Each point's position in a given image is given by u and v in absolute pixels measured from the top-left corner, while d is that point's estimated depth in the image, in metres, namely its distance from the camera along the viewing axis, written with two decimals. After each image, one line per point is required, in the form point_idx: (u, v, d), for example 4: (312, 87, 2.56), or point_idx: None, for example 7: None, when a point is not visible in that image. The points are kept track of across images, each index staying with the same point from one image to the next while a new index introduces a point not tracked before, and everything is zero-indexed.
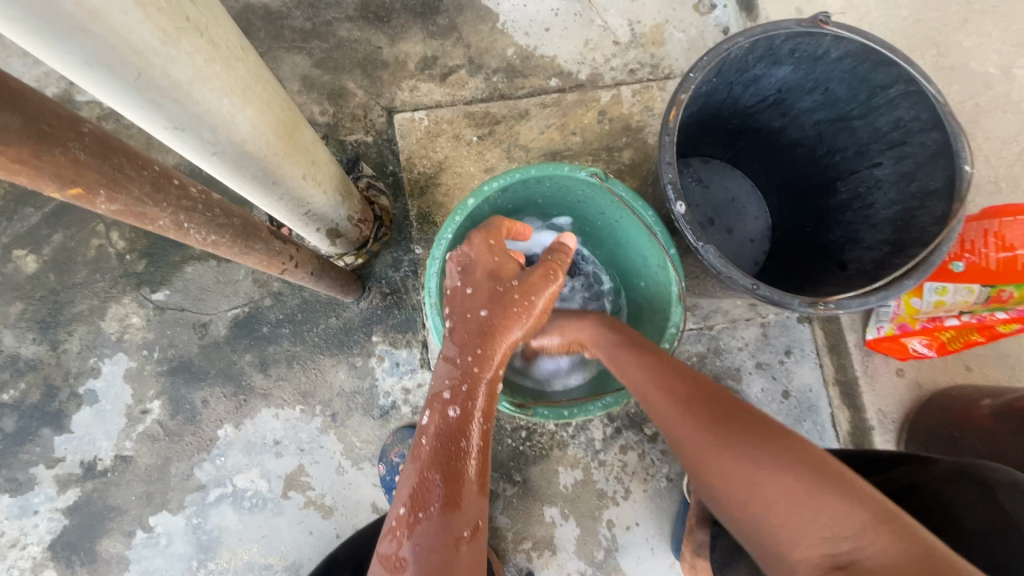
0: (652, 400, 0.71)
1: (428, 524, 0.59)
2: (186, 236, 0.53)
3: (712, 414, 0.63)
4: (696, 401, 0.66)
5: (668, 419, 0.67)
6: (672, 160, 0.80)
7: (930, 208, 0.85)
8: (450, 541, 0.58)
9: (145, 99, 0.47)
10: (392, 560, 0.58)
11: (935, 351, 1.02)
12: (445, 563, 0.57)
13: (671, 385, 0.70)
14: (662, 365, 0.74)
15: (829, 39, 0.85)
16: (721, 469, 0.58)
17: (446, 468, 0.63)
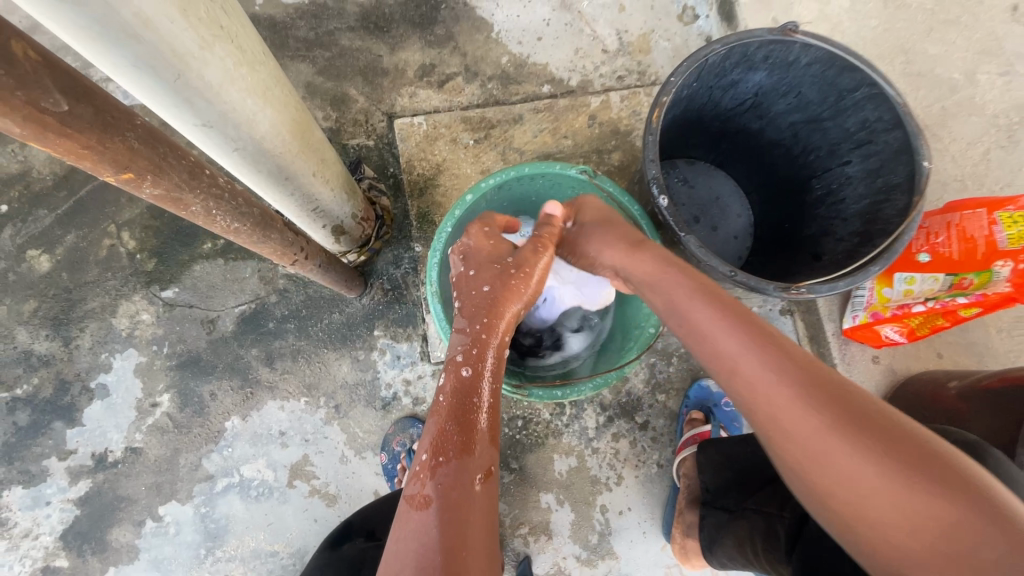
0: (744, 373, 0.62)
1: (451, 469, 0.65)
2: (212, 221, 0.59)
3: (835, 405, 0.55)
4: (807, 384, 0.58)
5: (774, 400, 0.58)
6: (654, 157, 0.86)
7: (894, 201, 0.92)
8: (467, 482, 0.64)
9: (181, 99, 0.52)
10: (417, 498, 0.63)
11: (905, 336, 1.11)
12: (464, 500, 0.63)
13: (772, 359, 0.60)
14: (751, 331, 0.64)
15: (799, 46, 0.92)
16: (861, 480, 0.52)
17: (459, 421, 0.70)
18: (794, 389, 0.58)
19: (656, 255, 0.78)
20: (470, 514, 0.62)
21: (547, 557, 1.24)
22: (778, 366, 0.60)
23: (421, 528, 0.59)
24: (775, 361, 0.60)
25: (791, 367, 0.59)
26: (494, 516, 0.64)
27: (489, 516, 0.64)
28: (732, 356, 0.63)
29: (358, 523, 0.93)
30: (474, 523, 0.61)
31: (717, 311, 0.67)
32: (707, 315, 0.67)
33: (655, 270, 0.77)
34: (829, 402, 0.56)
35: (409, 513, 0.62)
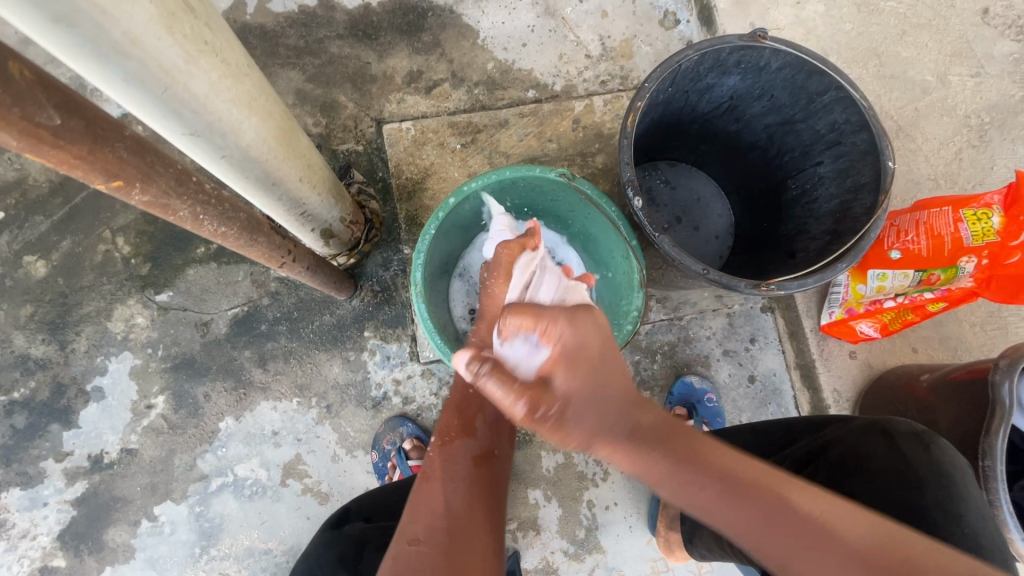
0: (780, 566, 0.57)
1: (459, 446, 0.75)
2: (200, 226, 0.62)
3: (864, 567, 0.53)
4: (836, 554, 0.54)
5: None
6: (629, 160, 0.90)
7: (862, 200, 0.95)
8: (470, 457, 0.74)
9: (168, 110, 0.55)
10: (427, 472, 0.71)
11: (879, 331, 1.15)
12: (467, 475, 0.71)
13: (792, 539, 0.56)
14: (751, 501, 0.59)
15: (769, 52, 0.96)
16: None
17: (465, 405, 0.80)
18: (826, 562, 0.55)
19: (623, 414, 0.70)
20: (477, 491, 0.70)
21: (536, 552, 1.27)
22: (803, 543, 0.56)
23: (431, 497, 0.68)
24: (798, 540, 0.56)
25: (815, 540, 0.56)
26: (498, 491, 0.73)
27: (493, 489, 0.72)
28: (753, 543, 0.58)
29: (356, 508, 0.92)
30: (478, 497, 0.70)
31: (710, 478, 0.61)
32: (702, 494, 0.61)
33: (630, 439, 0.67)
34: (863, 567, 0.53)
35: (420, 483, 0.70)
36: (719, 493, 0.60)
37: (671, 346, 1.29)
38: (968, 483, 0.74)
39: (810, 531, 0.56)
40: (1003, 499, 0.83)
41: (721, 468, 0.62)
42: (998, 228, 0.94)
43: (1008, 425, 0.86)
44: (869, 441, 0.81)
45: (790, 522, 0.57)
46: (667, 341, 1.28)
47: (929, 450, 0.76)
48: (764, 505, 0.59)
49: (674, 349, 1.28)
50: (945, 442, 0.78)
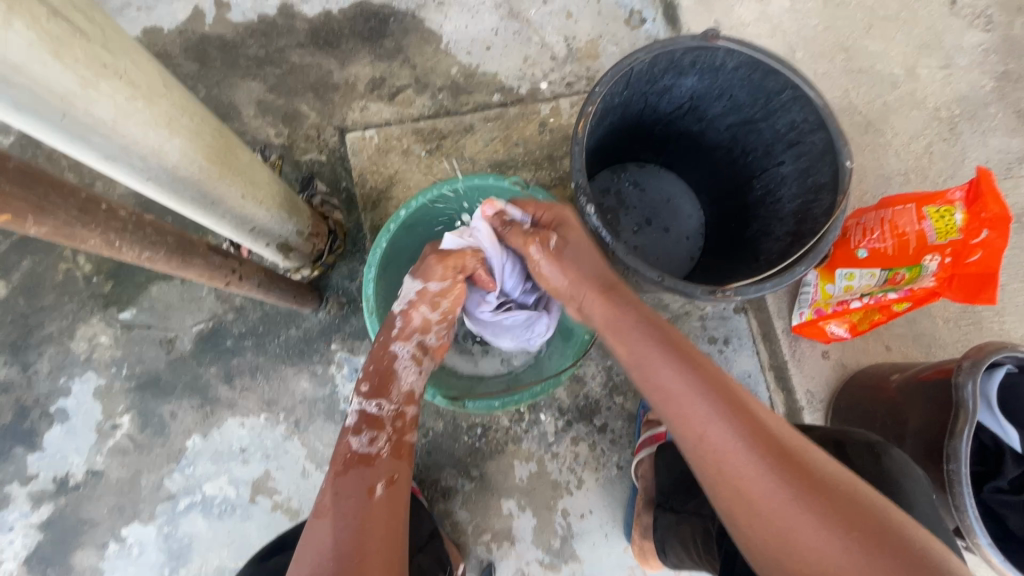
0: (712, 446, 0.65)
1: (352, 480, 0.76)
2: (121, 254, 0.60)
3: (801, 478, 0.60)
4: (772, 449, 0.63)
5: (744, 467, 0.62)
6: (582, 166, 0.88)
7: (821, 201, 0.94)
8: (365, 490, 0.75)
9: (73, 136, 0.54)
10: (321, 507, 0.73)
11: (849, 331, 1.13)
12: (358, 509, 0.72)
13: (750, 435, 0.64)
14: (718, 389, 0.68)
15: (723, 52, 0.94)
16: (816, 546, 0.57)
17: (361, 440, 0.81)
18: (757, 457, 0.62)
19: (626, 301, 0.80)
20: (367, 525, 0.71)
21: (510, 563, 1.25)
22: (744, 430, 0.64)
23: (320, 536, 0.69)
24: (739, 426, 0.65)
25: (759, 434, 0.64)
26: (394, 520, 0.73)
27: (388, 520, 0.73)
28: (703, 423, 0.66)
29: (293, 537, 0.92)
30: (370, 535, 0.70)
31: (688, 367, 0.70)
32: (676, 377, 0.70)
33: (628, 318, 0.78)
34: (785, 467, 0.61)
35: (312, 520, 0.72)
36: (690, 376, 0.69)
37: None
38: (919, 491, 0.75)
39: (755, 423, 0.65)
40: (968, 504, 0.81)
41: (704, 362, 0.72)
42: (960, 225, 0.92)
43: (974, 425, 0.83)
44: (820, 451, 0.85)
45: (746, 414, 0.66)
46: None
47: (879, 459, 0.78)
48: (729, 393, 0.68)
49: None
50: (897, 451, 0.79)
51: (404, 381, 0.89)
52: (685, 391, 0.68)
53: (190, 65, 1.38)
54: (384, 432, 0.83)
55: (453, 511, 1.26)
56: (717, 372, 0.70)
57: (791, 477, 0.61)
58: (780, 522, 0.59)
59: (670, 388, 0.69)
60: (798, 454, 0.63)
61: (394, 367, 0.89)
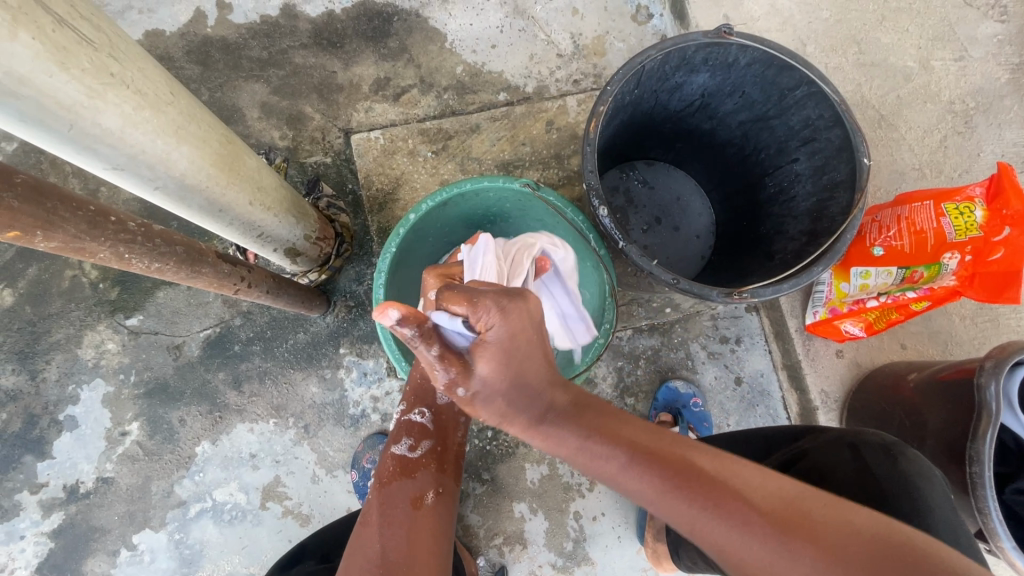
0: (718, 546, 0.56)
1: (398, 491, 0.76)
2: (130, 265, 0.59)
3: (813, 550, 0.52)
4: (768, 524, 0.54)
5: (755, 559, 0.54)
6: (594, 168, 0.87)
7: (838, 199, 0.92)
8: (409, 502, 0.75)
9: (81, 147, 0.53)
10: (366, 517, 0.73)
11: (864, 331, 1.12)
12: (405, 520, 0.73)
13: (737, 510, 0.55)
14: (684, 470, 0.59)
15: (736, 48, 0.93)
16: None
17: (402, 446, 0.82)
18: (760, 541, 0.54)
19: (562, 410, 0.66)
20: (414, 536, 0.71)
21: (523, 566, 1.24)
22: (733, 518, 0.55)
23: (367, 543, 0.69)
24: (725, 511, 0.56)
25: (749, 517, 0.55)
26: (438, 533, 0.74)
27: (432, 533, 0.73)
28: (692, 521, 0.57)
29: (312, 546, 0.91)
30: (415, 547, 0.70)
31: (651, 460, 0.61)
32: (643, 484, 0.60)
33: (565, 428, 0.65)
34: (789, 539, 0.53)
35: (359, 529, 0.73)
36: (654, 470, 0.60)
37: (654, 351, 1.25)
38: (940, 496, 0.73)
39: (735, 495, 0.56)
40: (991, 505, 0.80)
41: (658, 445, 0.62)
42: (981, 222, 0.90)
43: (996, 428, 0.82)
44: (835, 454, 0.81)
45: (725, 496, 0.56)
46: (650, 346, 1.25)
47: (896, 461, 0.77)
48: (697, 473, 0.59)
49: (657, 354, 1.24)
50: (914, 452, 0.78)
51: (445, 392, 0.88)
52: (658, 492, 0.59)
53: (193, 67, 1.36)
54: (430, 441, 0.83)
55: (465, 515, 1.25)
56: (673, 450, 0.62)
57: (802, 553, 0.52)
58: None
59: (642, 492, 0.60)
60: (795, 512, 0.54)
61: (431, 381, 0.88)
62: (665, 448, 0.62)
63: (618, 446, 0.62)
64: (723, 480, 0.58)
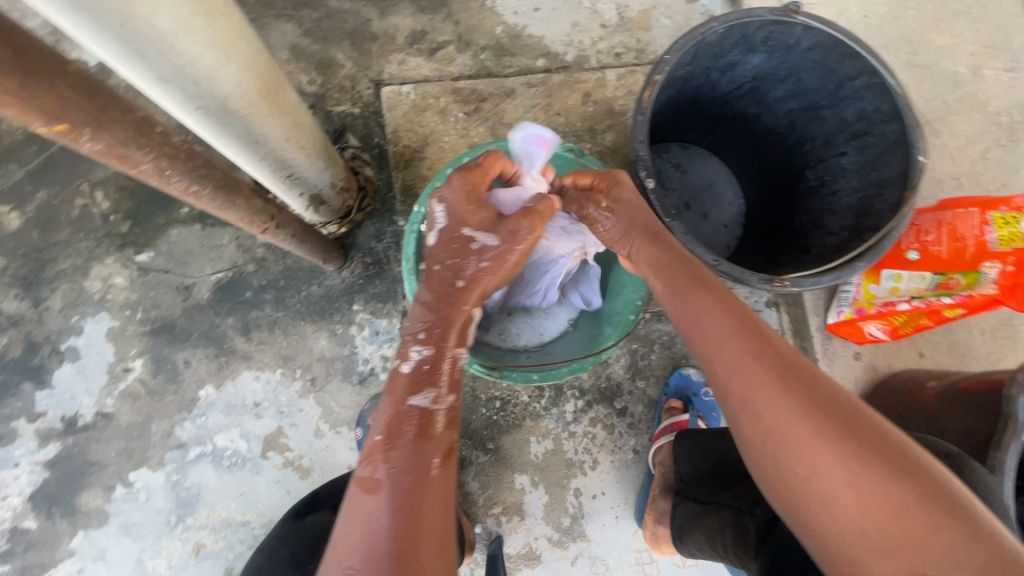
0: (728, 364, 0.65)
1: (405, 453, 0.61)
2: (169, 184, 0.56)
3: (813, 401, 0.59)
4: (785, 368, 0.62)
5: (752, 384, 0.62)
6: (644, 138, 0.85)
7: (886, 196, 0.90)
8: (422, 464, 0.61)
9: (129, 49, 0.49)
10: (367, 480, 0.60)
11: (888, 335, 1.09)
12: (419, 487, 0.59)
13: (759, 347, 0.65)
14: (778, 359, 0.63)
15: (801, 29, 0.89)
16: (845, 488, 0.55)
17: (421, 398, 0.66)
18: (770, 374, 0.62)
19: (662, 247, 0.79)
20: (425, 501, 0.59)
21: (519, 537, 1.24)
22: (760, 351, 0.64)
23: (369, 512, 0.57)
24: (778, 376, 0.62)
25: (770, 353, 0.64)
26: (452, 498, 0.62)
27: (445, 499, 0.61)
28: (721, 346, 0.66)
29: (324, 495, 0.88)
30: (429, 513, 0.58)
31: (710, 293, 0.71)
32: (705, 309, 0.70)
33: (658, 253, 0.79)
34: (852, 437, 0.57)
35: (358, 495, 0.59)
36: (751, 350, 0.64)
37: None
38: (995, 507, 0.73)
39: (819, 400, 0.60)
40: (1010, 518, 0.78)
41: (732, 300, 0.71)
42: None
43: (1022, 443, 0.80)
44: None
45: (757, 332, 0.66)
46: None
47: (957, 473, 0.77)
48: (760, 331, 0.66)
49: None
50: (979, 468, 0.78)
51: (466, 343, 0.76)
52: (735, 345, 0.65)
53: None
54: (449, 394, 0.69)
55: (465, 482, 1.25)
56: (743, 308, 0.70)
57: (799, 395, 0.60)
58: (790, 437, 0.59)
59: (703, 320, 0.69)
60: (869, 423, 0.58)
61: (458, 325, 0.75)
62: (728, 297, 0.71)
63: (693, 280, 0.74)
64: (762, 330, 0.67)
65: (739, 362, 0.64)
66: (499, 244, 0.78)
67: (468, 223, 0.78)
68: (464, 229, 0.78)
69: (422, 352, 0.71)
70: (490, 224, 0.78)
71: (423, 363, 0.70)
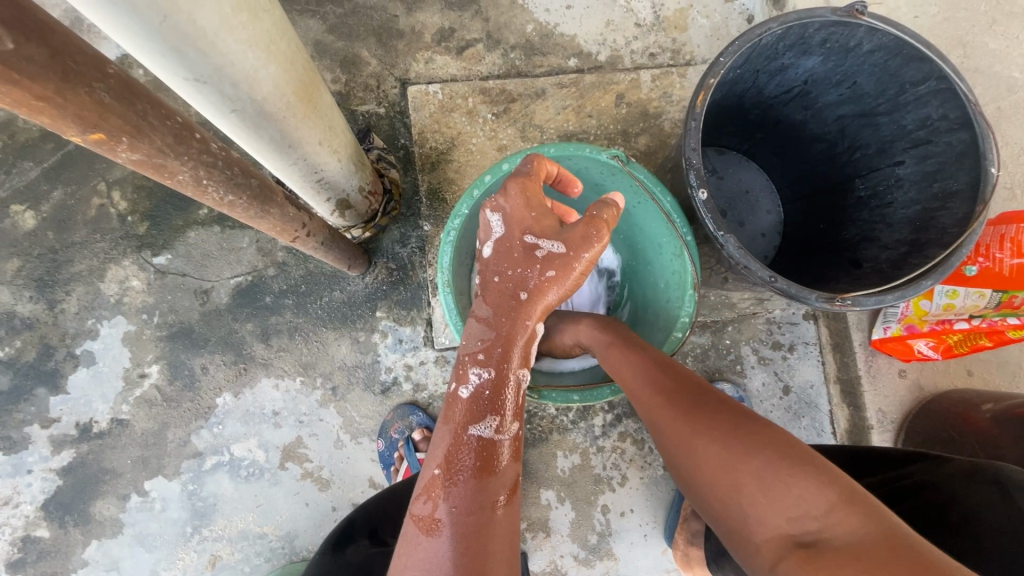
0: (631, 392, 0.73)
1: (467, 490, 0.58)
2: (204, 194, 0.52)
3: (687, 404, 0.64)
4: (669, 383, 0.69)
5: (646, 404, 0.69)
6: (696, 146, 0.80)
7: (951, 209, 0.84)
8: (484, 502, 0.57)
9: (167, 47, 0.45)
10: (426, 519, 0.56)
11: (939, 353, 1.03)
12: (483, 526, 0.56)
13: (649, 370, 0.72)
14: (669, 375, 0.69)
15: (863, 30, 0.83)
16: (718, 478, 0.57)
17: (483, 427, 0.63)
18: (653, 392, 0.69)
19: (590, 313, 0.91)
20: (489, 539, 0.55)
21: (544, 555, 1.20)
22: (650, 375, 0.72)
23: (431, 554, 0.53)
24: (660, 391, 0.68)
25: (660, 374, 0.71)
26: (516, 541, 0.57)
27: (509, 541, 0.56)
28: (625, 378, 0.75)
29: (361, 518, 0.84)
30: (495, 555, 0.54)
31: (622, 339, 0.81)
32: (614, 351, 0.79)
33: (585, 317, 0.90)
34: (712, 417, 0.61)
35: (417, 534, 0.55)
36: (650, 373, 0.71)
37: (705, 350, 1.20)
38: None
39: (686, 396, 0.66)
40: None
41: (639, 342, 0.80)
42: None
43: None
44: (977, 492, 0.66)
45: (652, 361, 0.74)
46: (701, 344, 1.19)
47: None
48: (657, 360, 0.74)
49: (706, 354, 1.19)
50: None
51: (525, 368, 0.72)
52: (632, 376, 0.74)
53: None
54: (510, 424, 0.65)
55: None
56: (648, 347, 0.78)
57: (674, 402, 0.66)
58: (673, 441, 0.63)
59: (613, 361, 0.79)
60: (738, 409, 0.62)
61: (521, 345, 0.72)
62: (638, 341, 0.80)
63: (612, 332, 0.83)
64: (661, 360, 0.74)
65: (637, 389, 0.72)
66: (561, 252, 0.72)
67: (530, 230, 0.73)
68: (524, 237, 0.73)
69: (482, 375, 0.68)
70: (551, 231, 0.73)
71: (484, 388, 0.67)
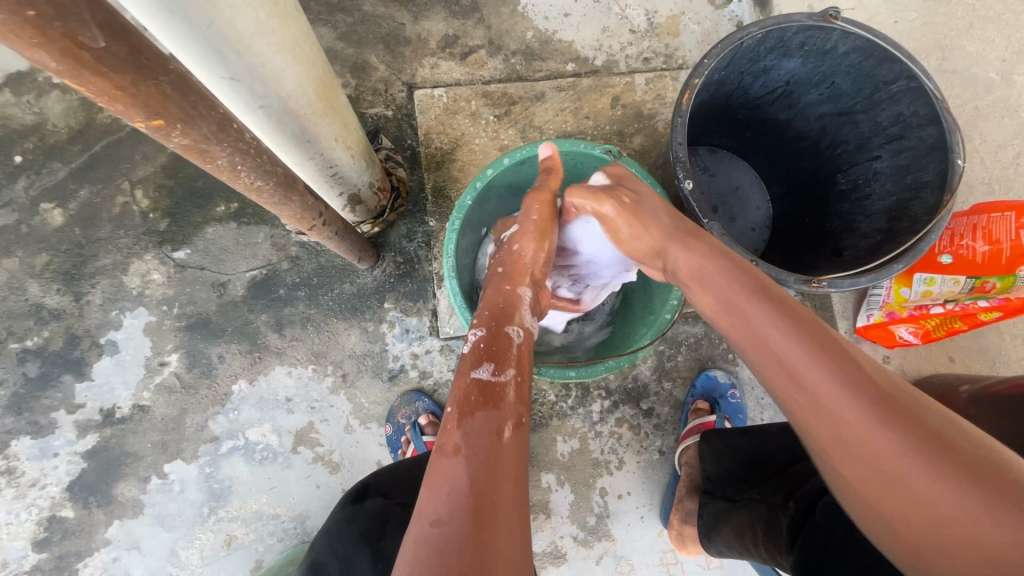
0: (791, 366, 0.57)
1: (480, 420, 0.63)
2: (237, 178, 0.61)
3: (883, 404, 0.52)
4: (856, 370, 0.54)
5: (818, 387, 0.55)
6: (682, 140, 0.86)
7: (923, 199, 0.90)
8: (493, 430, 0.63)
9: (210, 50, 0.52)
10: (448, 446, 0.61)
11: (920, 338, 1.11)
12: (495, 450, 0.61)
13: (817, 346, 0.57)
14: (826, 341, 0.57)
15: (838, 34, 0.90)
16: (931, 506, 0.48)
17: (483, 370, 0.69)
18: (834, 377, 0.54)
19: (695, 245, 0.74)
20: (501, 462, 0.60)
21: (544, 535, 1.25)
22: (823, 353, 0.56)
23: (452, 472, 0.58)
24: (849, 379, 0.53)
25: (836, 352, 0.56)
26: (524, 465, 0.62)
27: (518, 465, 0.62)
28: (781, 349, 0.58)
29: (374, 483, 0.92)
30: (505, 475, 0.59)
31: (765, 294, 0.63)
32: (760, 308, 0.62)
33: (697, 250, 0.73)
34: (928, 438, 0.49)
35: (439, 458, 0.60)
36: (798, 333, 0.58)
37: None
38: None
39: (886, 394, 0.52)
40: None
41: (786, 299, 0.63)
42: None
43: None
44: None
45: (817, 331, 0.58)
46: None
47: None
48: (822, 331, 0.58)
49: None
50: None
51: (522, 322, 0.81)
52: (796, 348, 0.57)
53: None
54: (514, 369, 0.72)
55: None
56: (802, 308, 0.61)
57: (865, 397, 0.52)
58: (857, 445, 0.52)
59: (762, 322, 0.61)
60: (930, 412, 0.52)
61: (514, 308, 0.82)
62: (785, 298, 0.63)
63: (747, 281, 0.66)
64: (827, 333, 0.58)
65: (806, 367, 0.56)
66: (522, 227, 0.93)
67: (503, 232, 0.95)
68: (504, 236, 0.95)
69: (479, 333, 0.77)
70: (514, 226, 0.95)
71: (481, 342, 0.75)
